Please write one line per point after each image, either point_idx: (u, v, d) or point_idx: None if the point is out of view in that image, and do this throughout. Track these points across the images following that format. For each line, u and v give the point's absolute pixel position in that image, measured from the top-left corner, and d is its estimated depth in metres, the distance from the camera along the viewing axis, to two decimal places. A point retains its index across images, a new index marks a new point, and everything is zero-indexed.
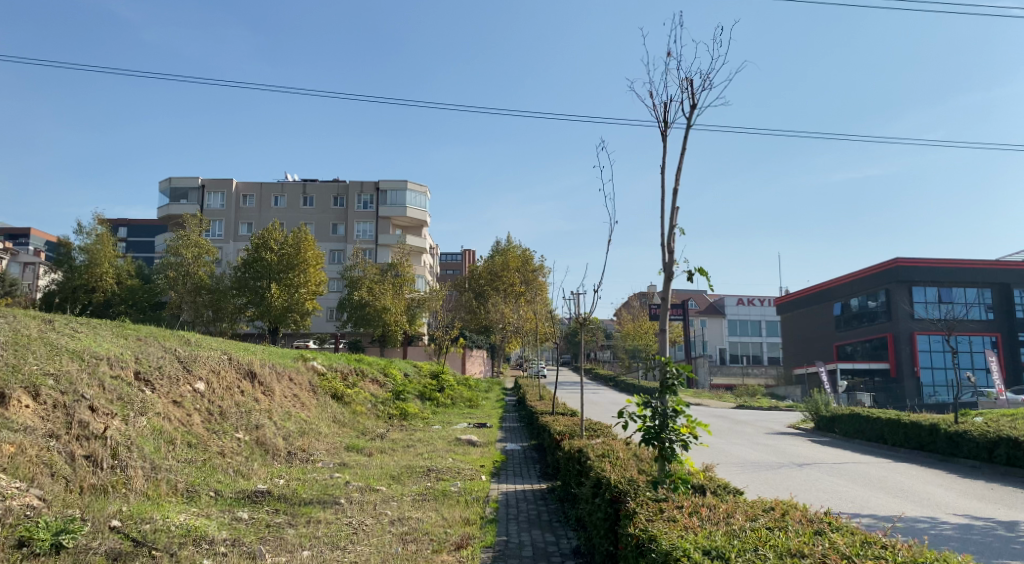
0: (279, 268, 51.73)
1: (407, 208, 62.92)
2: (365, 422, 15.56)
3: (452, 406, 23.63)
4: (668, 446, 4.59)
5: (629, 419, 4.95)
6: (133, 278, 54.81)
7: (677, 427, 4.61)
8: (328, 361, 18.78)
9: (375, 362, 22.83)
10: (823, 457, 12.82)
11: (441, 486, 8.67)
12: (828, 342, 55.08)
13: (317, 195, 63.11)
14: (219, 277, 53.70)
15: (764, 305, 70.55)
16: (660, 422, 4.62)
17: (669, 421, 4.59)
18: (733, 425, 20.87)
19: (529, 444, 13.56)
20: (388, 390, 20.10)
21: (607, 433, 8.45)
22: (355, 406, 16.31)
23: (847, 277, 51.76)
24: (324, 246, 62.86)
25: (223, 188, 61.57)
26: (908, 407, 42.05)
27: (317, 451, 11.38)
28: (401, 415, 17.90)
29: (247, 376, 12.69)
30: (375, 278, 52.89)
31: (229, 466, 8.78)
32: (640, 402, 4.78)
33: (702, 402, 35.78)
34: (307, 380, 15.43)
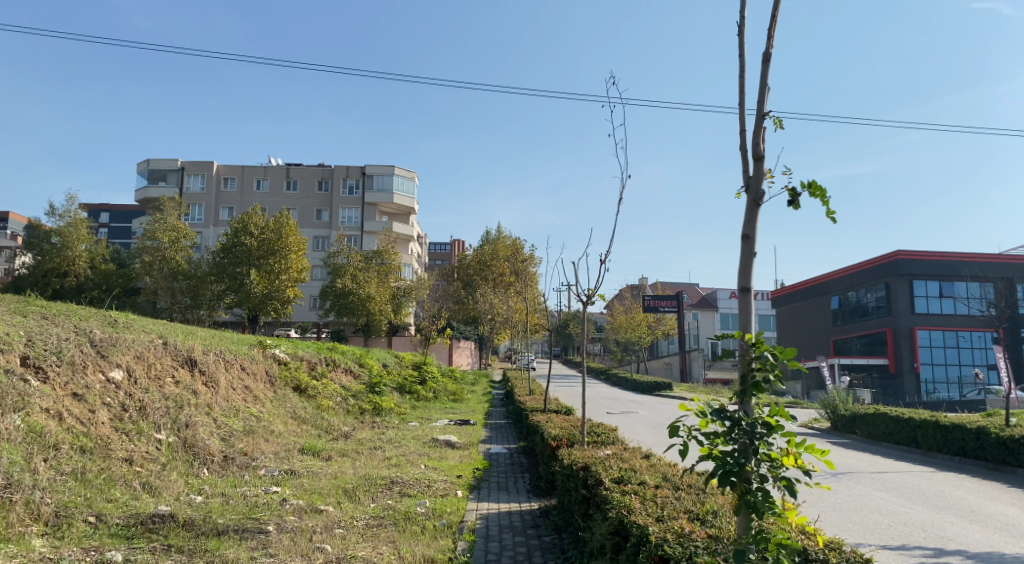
0: (260, 254, 49.62)
1: (394, 194, 60.90)
2: (330, 419, 13.68)
3: (434, 399, 21.86)
4: (754, 488, 2.89)
5: (681, 436, 3.22)
6: (108, 263, 52.70)
7: (769, 456, 2.92)
8: (294, 349, 16.92)
9: (349, 351, 20.99)
10: (859, 465, 11.07)
11: (404, 507, 6.80)
12: (825, 337, 53.58)
13: (301, 179, 60.78)
14: (198, 263, 51.58)
15: (758, 299, 69.01)
16: (743, 444, 2.91)
17: (758, 444, 2.90)
18: None
19: (517, 446, 11.70)
20: (362, 382, 18.26)
21: (617, 443, 6.60)
22: (321, 399, 14.50)
23: (846, 270, 50.27)
24: (308, 232, 60.69)
25: (203, 170, 59.22)
26: (904, 404, 40.65)
27: (263, 455, 9.53)
28: (375, 410, 16.09)
29: (184, 363, 10.76)
30: (359, 265, 50.93)
31: (135, 478, 6.92)
32: (706, 411, 3.05)
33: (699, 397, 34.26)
34: (263, 371, 13.47)
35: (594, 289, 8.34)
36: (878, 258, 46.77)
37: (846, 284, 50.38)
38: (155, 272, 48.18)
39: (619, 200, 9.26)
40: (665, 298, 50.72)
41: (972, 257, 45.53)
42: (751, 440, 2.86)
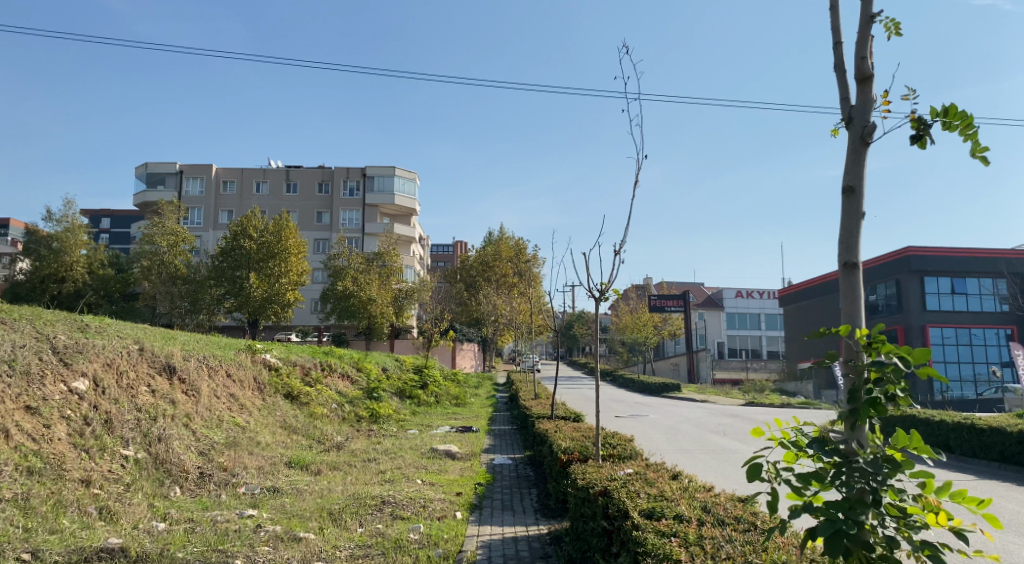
0: (260, 258, 48.84)
1: (395, 195, 60.13)
2: (323, 428, 12.88)
3: (436, 404, 21.06)
4: (873, 552, 2.50)
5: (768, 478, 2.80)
6: (106, 268, 52.00)
7: (888, 510, 2.54)
8: (287, 353, 16.14)
9: (347, 355, 20.20)
10: None
11: (395, 534, 5.96)
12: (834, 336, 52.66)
13: (301, 181, 60.07)
14: (198, 267, 50.87)
15: (764, 297, 68.06)
16: (852, 497, 2.51)
17: (873, 497, 2.50)
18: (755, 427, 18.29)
19: (522, 456, 10.85)
20: (359, 388, 17.45)
21: (639, 461, 5.79)
22: (314, 407, 13.71)
23: (854, 267, 49.27)
24: (308, 235, 59.96)
25: (202, 174, 58.55)
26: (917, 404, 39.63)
27: (245, 470, 8.71)
28: (371, 417, 15.28)
29: (163, 371, 9.98)
30: (360, 267, 50.11)
31: (89, 504, 6.08)
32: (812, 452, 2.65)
33: (708, 399, 33.42)
34: (252, 377, 12.65)
35: (607, 284, 7.51)
36: (887, 255, 45.78)
37: None
38: (154, 277, 47.47)
39: (635, 184, 8.42)
40: (671, 297, 49.91)
41: (981, 253, 44.68)
42: (869, 489, 2.47)
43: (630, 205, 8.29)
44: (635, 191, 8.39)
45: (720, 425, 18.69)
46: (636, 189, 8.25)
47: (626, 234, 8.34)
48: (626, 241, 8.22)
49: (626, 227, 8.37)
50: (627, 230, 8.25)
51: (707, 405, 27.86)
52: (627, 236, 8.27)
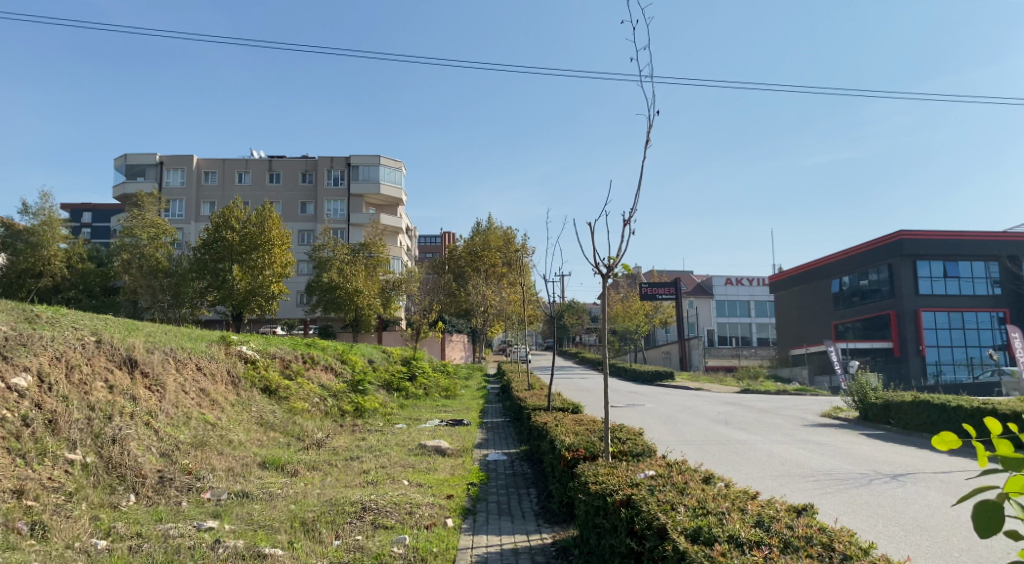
0: (242, 249, 47.69)
1: (381, 184, 59.06)
2: (304, 424, 12.04)
3: (424, 396, 20.27)
4: None
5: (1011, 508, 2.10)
6: (85, 262, 50.65)
7: None
8: (264, 345, 15.24)
9: (330, 347, 19.33)
10: (912, 468, 9.69)
11: (376, 548, 5.13)
12: (825, 322, 52.31)
13: (284, 172, 58.87)
14: (180, 260, 49.60)
15: (754, 284, 67.73)
16: None
17: None
18: (757, 416, 17.63)
19: (518, 451, 10.08)
20: (344, 381, 16.61)
21: (658, 462, 5.03)
22: (294, 402, 12.88)
23: (847, 252, 48.83)
24: (292, 226, 58.81)
25: (183, 165, 57.19)
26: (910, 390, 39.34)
27: (212, 473, 7.85)
28: (356, 412, 14.45)
29: (123, 365, 9.05)
30: (346, 258, 49.16)
31: (17, 519, 5.20)
32: None
33: (702, 387, 32.84)
34: (225, 371, 11.76)
35: (615, 256, 6.63)
36: (880, 239, 45.36)
37: (848, 267, 48.96)
38: (135, 271, 46.18)
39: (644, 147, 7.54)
40: (663, 285, 49.33)
41: (975, 236, 44.33)
42: None
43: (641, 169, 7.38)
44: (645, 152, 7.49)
45: (720, 413, 18.06)
46: (646, 150, 7.36)
47: (634, 200, 7.45)
48: (635, 209, 7.35)
49: (635, 194, 7.47)
50: (637, 198, 7.37)
51: (703, 393, 27.23)
52: (636, 202, 7.39)
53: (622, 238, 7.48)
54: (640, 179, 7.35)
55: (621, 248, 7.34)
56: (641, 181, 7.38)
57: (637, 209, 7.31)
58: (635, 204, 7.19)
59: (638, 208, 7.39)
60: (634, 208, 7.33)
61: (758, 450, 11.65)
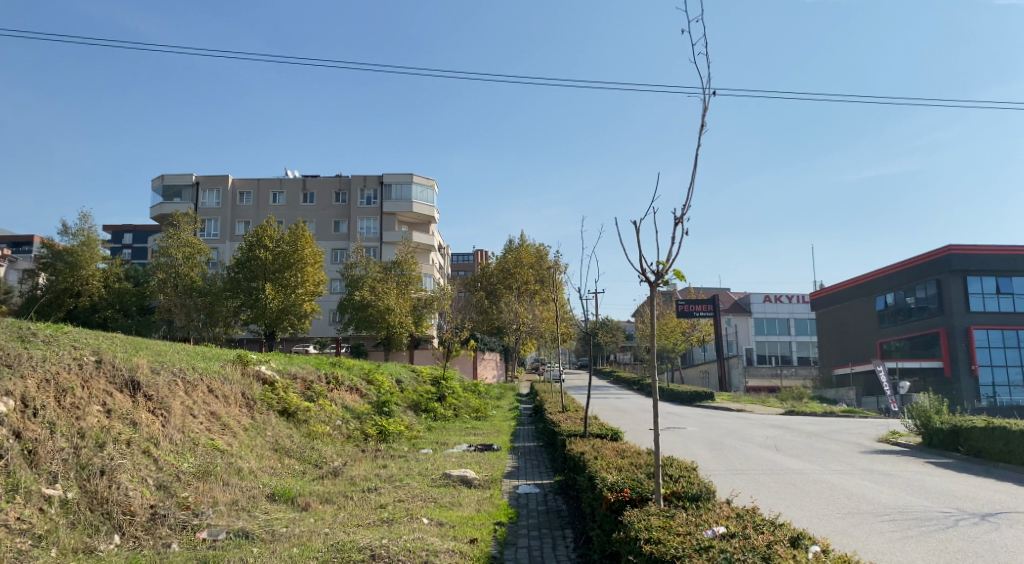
0: (275, 268, 47.51)
1: (413, 203, 58.85)
2: (322, 450, 11.29)
3: (453, 417, 19.44)
4: None
5: None
6: (122, 282, 51.09)
7: None
8: (284, 365, 14.58)
9: (356, 366, 18.62)
10: (999, 506, 8.51)
11: None
12: (869, 340, 50.32)
13: (318, 191, 59.10)
14: (214, 278, 49.69)
15: (793, 301, 65.72)
16: None
17: None
18: (809, 440, 16.44)
19: (552, 483, 9.18)
20: (369, 402, 15.86)
21: (726, 519, 4.12)
22: (313, 426, 12.15)
23: (893, 267, 46.96)
24: (325, 244, 58.83)
25: (218, 186, 57.73)
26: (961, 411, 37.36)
27: (213, 507, 7.08)
28: (380, 435, 13.66)
29: (125, 388, 8.38)
30: (378, 277, 48.87)
31: None
32: None
33: (744, 408, 31.45)
34: (240, 393, 11.13)
35: (665, 261, 5.72)
36: (927, 253, 43.48)
37: (894, 283, 47.06)
38: (170, 290, 46.41)
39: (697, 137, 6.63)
40: (700, 302, 48.01)
41: None
42: None
43: (695, 160, 6.44)
44: (700, 141, 6.54)
45: (767, 438, 16.86)
46: (701, 139, 6.43)
47: (686, 198, 6.52)
48: (686, 208, 6.44)
49: (688, 190, 6.54)
50: (689, 194, 6.45)
51: (745, 415, 25.91)
52: (689, 199, 6.45)
53: (673, 241, 6.56)
54: (693, 173, 6.41)
55: (672, 254, 6.43)
56: (694, 175, 6.45)
57: (688, 207, 6.38)
58: (686, 201, 6.27)
59: (691, 206, 6.45)
60: (686, 206, 6.40)
61: (817, 481, 10.54)
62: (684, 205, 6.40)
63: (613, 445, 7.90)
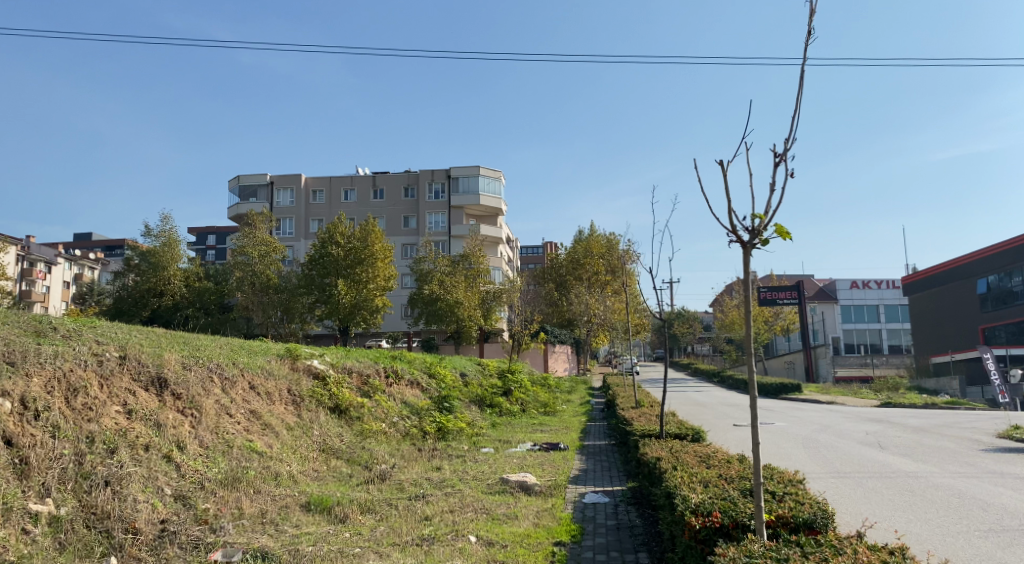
0: (347, 264, 47.66)
1: (481, 196, 58.13)
2: (374, 449, 10.41)
3: (521, 413, 18.40)
4: None
5: None
6: (203, 280, 52.36)
7: None
8: (340, 359, 13.85)
9: (418, 359, 17.79)
10: None
11: None
12: (970, 326, 46.40)
13: (387, 187, 59.15)
14: (288, 275, 50.26)
15: (883, 287, 61.61)
16: None
17: None
18: (916, 435, 14.51)
19: (627, 491, 7.93)
20: (430, 398, 14.98)
21: None
22: (366, 424, 11.31)
23: (998, 247, 43.03)
24: (395, 240, 58.84)
25: (292, 185, 58.58)
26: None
27: (234, 522, 6.26)
28: (438, 432, 12.70)
29: (149, 386, 7.75)
30: (446, 271, 48.36)
31: None
32: None
33: (835, 400, 29.14)
34: (285, 389, 10.38)
35: (762, 216, 4.25)
36: None
37: (998, 265, 43.15)
38: (247, 288, 47.29)
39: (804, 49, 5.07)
40: (783, 289, 45.50)
41: None
42: None
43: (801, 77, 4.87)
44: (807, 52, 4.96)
45: (866, 434, 14.95)
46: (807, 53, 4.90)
47: (789, 130, 4.99)
48: (791, 142, 4.92)
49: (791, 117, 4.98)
50: (794, 123, 4.93)
51: (836, 408, 23.79)
52: (792, 131, 4.92)
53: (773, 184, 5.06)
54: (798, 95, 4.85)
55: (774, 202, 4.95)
56: (799, 100, 4.90)
57: (793, 141, 4.87)
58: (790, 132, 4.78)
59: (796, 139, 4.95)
60: (788, 139, 4.90)
61: (937, 482, 8.94)
62: (786, 140, 4.87)
63: (701, 450, 6.59)
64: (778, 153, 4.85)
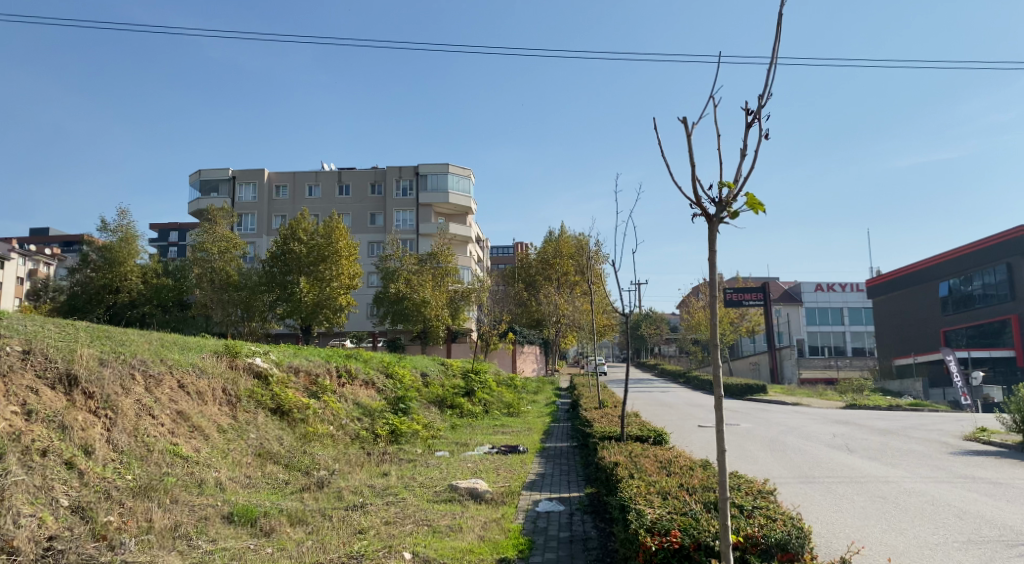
0: (310, 261, 46.54)
1: (449, 193, 57.32)
2: (316, 454, 9.73)
3: (482, 415, 17.78)
4: None
5: None
6: (161, 277, 50.72)
7: None
8: (287, 357, 13.10)
9: (375, 358, 17.07)
10: None
11: None
12: (932, 329, 46.94)
13: (354, 183, 58.03)
14: (249, 272, 48.92)
15: (848, 290, 62.26)
16: None
17: None
18: (884, 437, 14.19)
19: (582, 499, 7.38)
20: (385, 398, 14.28)
21: None
22: (311, 427, 10.63)
23: (959, 251, 43.58)
24: (362, 238, 57.76)
25: (255, 179, 57.18)
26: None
27: (137, 537, 5.59)
28: (391, 435, 12.02)
29: (56, 384, 7.09)
30: (413, 269, 47.48)
31: None
32: None
33: (801, 402, 29.01)
34: (219, 388, 9.66)
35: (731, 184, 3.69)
36: (996, 235, 40.16)
37: (958, 268, 43.73)
38: (206, 285, 45.91)
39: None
40: (750, 290, 45.67)
41: None
42: None
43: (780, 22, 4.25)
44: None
45: (833, 436, 14.63)
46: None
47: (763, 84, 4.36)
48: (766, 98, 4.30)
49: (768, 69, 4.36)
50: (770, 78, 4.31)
51: (802, 409, 23.59)
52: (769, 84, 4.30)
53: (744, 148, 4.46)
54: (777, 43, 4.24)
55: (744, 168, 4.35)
56: (777, 45, 4.28)
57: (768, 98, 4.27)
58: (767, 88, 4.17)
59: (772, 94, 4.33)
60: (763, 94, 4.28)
61: (906, 487, 8.53)
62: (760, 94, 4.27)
63: (660, 455, 6.07)
64: (753, 109, 4.25)
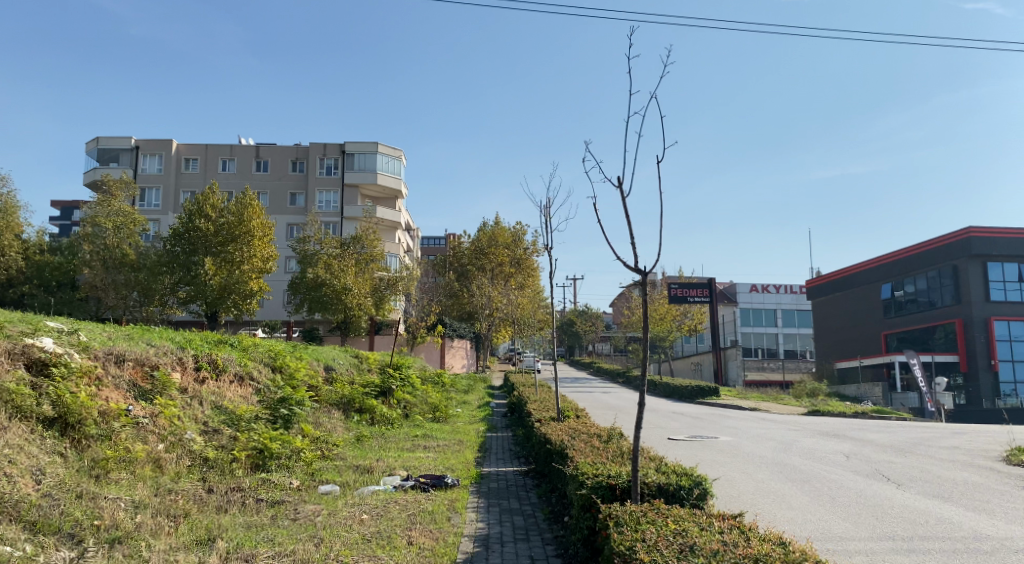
0: (218, 241, 41.11)
1: (378, 174, 52.83)
2: (101, 498, 5.70)
3: (399, 421, 13.94)
4: None
5: None
6: (46, 255, 44.08)
7: None
8: (107, 339, 8.87)
9: (259, 347, 13.03)
10: None
11: None
12: (873, 332, 45.63)
13: (272, 159, 52.74)
14: (148, 251, 42.87)
15: (781, 292, 61.17)
16: None
17: None
18: (909, 460, 11.17)
19: None
20: (262, 402, 10.25)
21: None
22: (108, 448, 6.57)
23: (902, 252, 42.24)
24: (279, 219, 52.56)
25: (161, 150, 51.11)
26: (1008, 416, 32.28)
27: None
28: (258, 459, 7.96)
29: None
30: (334, 253, 42.85)
31: None
32: None
33: (754, 407, 26.36)
34: None
35: None
36: (941, 237, 38.86)
37: (901, 270, 42.35)
38: (96, 264, 39.63)
39: None
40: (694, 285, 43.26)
41: None
42: None
43: None
44: None
45: (846, 457, 11.53)
46: None
47: None
48: None
49: None
50: None
51: (765, 417, 20.67)
52: None
53: None
54: None
55: None
56: None
57: None
58: None
59: None
60: None
61: None
62: None
63: None
64: None
